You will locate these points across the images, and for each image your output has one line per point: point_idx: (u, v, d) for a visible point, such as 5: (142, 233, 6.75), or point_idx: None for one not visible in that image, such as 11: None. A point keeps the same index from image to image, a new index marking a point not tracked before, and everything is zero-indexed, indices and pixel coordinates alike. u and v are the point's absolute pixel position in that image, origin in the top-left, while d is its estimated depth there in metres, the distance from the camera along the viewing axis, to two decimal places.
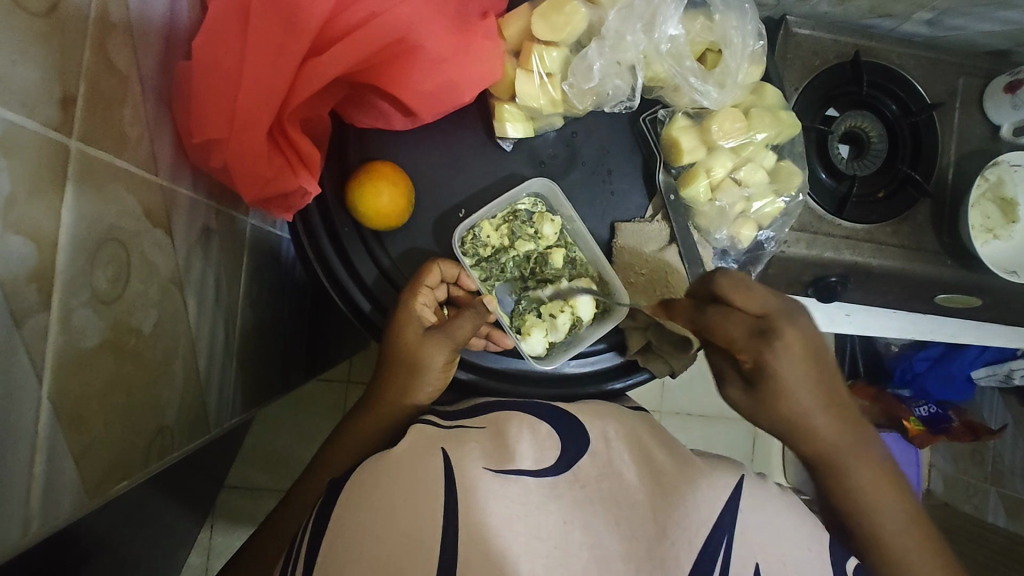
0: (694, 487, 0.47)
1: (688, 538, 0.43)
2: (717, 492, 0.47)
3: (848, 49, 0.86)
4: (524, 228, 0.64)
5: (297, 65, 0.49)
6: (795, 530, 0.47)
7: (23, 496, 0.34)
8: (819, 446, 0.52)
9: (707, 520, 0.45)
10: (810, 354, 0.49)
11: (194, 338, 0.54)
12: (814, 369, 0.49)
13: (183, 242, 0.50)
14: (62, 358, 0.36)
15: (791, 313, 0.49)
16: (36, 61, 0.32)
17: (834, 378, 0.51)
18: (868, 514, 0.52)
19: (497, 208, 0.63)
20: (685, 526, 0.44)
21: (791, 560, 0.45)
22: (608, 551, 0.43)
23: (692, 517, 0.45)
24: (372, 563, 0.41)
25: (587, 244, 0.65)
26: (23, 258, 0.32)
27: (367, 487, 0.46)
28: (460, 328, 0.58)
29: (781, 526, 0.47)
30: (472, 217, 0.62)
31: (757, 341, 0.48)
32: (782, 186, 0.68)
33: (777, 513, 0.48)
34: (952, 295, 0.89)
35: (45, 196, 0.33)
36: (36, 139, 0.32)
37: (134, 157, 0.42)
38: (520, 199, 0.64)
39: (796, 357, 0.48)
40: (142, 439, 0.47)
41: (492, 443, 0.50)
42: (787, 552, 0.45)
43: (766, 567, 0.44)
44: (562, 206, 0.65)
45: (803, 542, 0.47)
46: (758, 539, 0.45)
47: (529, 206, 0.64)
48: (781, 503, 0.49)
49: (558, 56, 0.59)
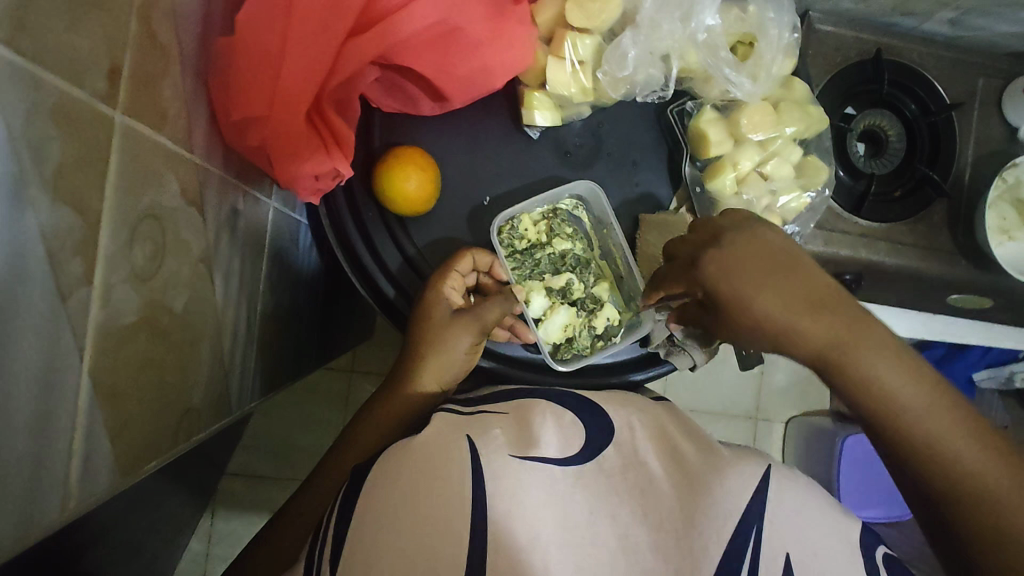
0: (720, 478, 0.47)
1: (715, 528, 0.44)
2: (744, 481, 0.47)
3: (870, 46, 0.86)
4: (562, 228, 0.65)
5: (338, 45, 0.48)
6: (821, 519, 0.47)
7: (62, 471, 0.34)
8: (811, 352, 0.46)
9: (733, 510, 0.45)
10: (753, 255, 0.48)
11: (220, 319, 0.54)
12: (765, 272, 0.47)
13: (213, 221, 0.49)
14: (102, 334, 0.35)
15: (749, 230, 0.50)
16: (85, 28, 0.31)
17: (805, 272, 0.47)
18: (885, 399, 0.44)
19: (540, 201, 0.63)
20: (711, 515, 0.44)
21: (822, 547, 0.45)
22: (636, 542, 0.44)
23: (720, 506, 0.45)
24: (404, 550, 0.41)
25: (620, 248, 0.66)
26: (70, 230, 0.31)
27: (394, 472, 0.46)
28: (488, 312, 0.59)
29: (809, 513, 0.47)
30: (512, 208, 0.62)
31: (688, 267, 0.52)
32: (808, 181, 0.67)
33: (804, 502, 0.48)
34: (964, 295, 0.90)
35: (90, 167, 0.32)
36: (84, 109, 0.31)
37: (171, 132, 0.41)
38: (563, 199, 0.64)
39: (739, 260, 0.48)
40: (171, 419, 0.46)
41: (516, 429, 0.50)
42: (816, 543, 0.45)
43: (796, 558, 0.44)
44: (604, 209, 0.64)
45: (832, 531, 0.46)
46: (787, 525, 0.45)
47: (571, 208, 0.65)
48: (807, 491, 0.49)
49: (592, 43, 0.59)
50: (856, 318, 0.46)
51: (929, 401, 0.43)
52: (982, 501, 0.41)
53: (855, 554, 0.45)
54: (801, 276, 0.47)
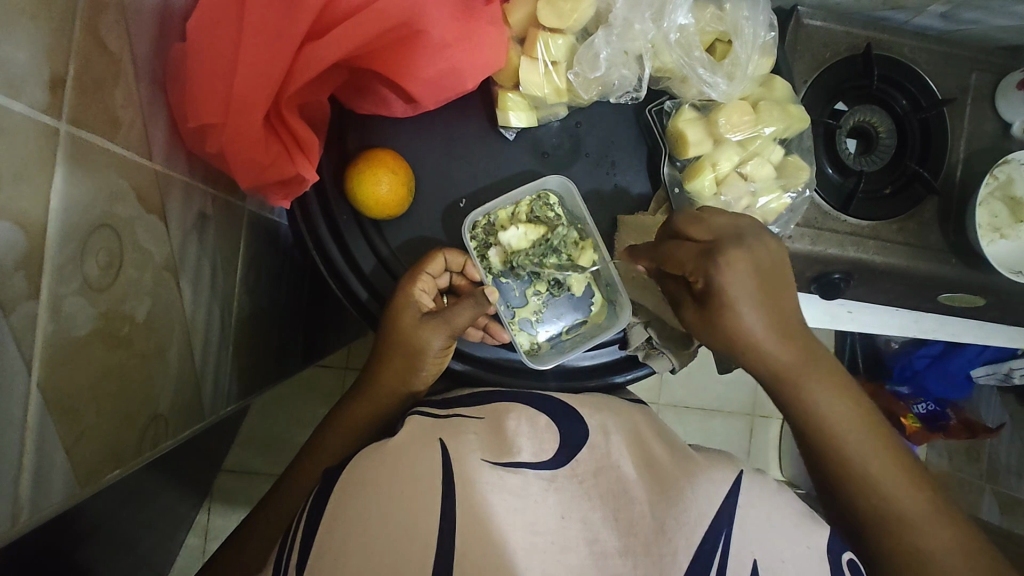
0: (692, 481, 0.46)
1: (685, 533, 0.42)
2: (715, 487, 0.46)
3: (860, 41, 0.84)
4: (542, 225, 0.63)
5: (295, 49, 0.48)
6: (793, 526, 0.46)
7: (11, 486, 0.33)
8: (774, 374, 0.53)
9: (705, 514, 0.44)
10: (761, 271, 0.52)
11: (189, 325, 0.54)
12: (761, 291, 0.51)
13: (177, 227, 0.49)
14: (51, 346, 0.35)
15: (740, 236, 0.51)
16: (21, 39, 0.31)
17: (790, 300, 0.53)
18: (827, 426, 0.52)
19: (515, 197, 0.62)
20: (682, 521, 0.43)
21: (789, 556, 0.44)
22: (604, 547, 0.42)
23: (691, 511, 0.43)
24: (370, 553, 0.40)
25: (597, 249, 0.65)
26: (11, 244, 0.31)
27: (362, 478, 0.45)
28: (459, 315, 0.58)
29: (779, 520, 0.46)
30: (489, 204, 0.62)
31: (704, 258, 0.51)
32: (789, 182, 0.66)
33: (775, 509, 0.47)
34: (957, 294, 0.89)
35: (31, 180, 0.32)
36: (22, 123, 0.31)
37: (126, 141, 0.41)
38: (542, 196, 0.63)
39: (749, 271, 0.51)
40: (136, 427, 0.46)
41: (490, 435, 0.49)
42: (785, 552, 0.44)
43: (763, 564, 0.43)
44: (579, 208, 0.63)
45: (801, 539, 0.45)
46: (756, 533, 0.44)
47: (549, 205, 0.63)
48: (779, 498, 0.48)
49: (564, 44, 0.58)
50: (810, 353, 0.53)
51: (864, 429, 0.52)
52: (905, 542, 0.48)
53: (824, 563, 0.45)
54: (787, 302, 0.53)
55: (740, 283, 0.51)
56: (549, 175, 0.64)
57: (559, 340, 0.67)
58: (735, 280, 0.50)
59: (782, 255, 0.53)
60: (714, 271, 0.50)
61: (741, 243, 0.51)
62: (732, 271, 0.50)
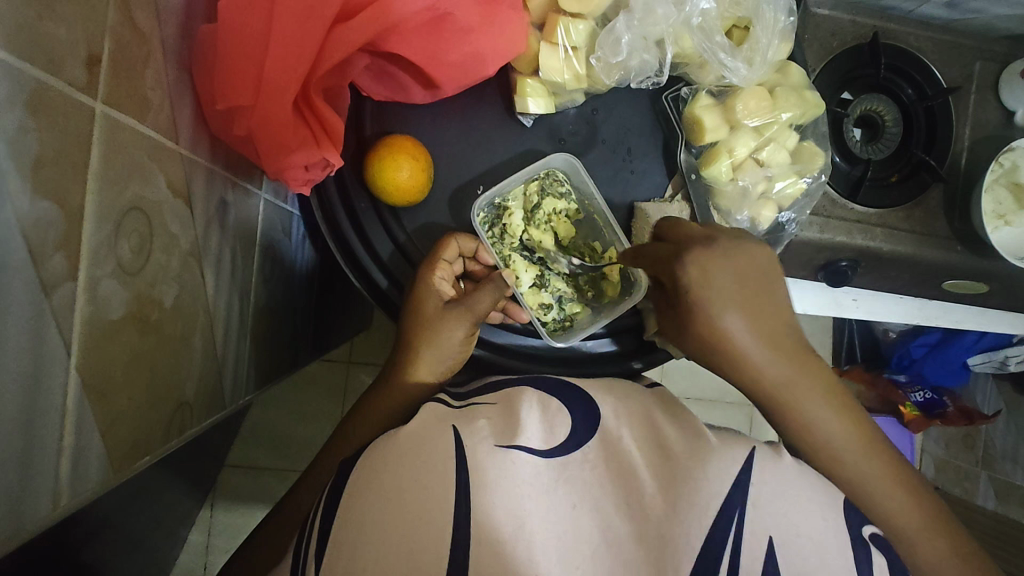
0: (701, 463, 0.43)
1: (697, 515, 0.40)
2: (726, 466, 0.43)
3: (866, 30, 0.85)
4: (548, 203, 0.63)
5: (323, 33, 0.47)
6: (811, 493, 0.44)
7: (52, 469, 0.33)
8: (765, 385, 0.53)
9: (716, 495, 0.41)
10: (743, 284, 0.53)
11: (211, 312, 0.53)
12: (748, 302, 0.53)
13: (201, 212, 0.49)
14: (88, 329, 0.35)
15: (718, 244, 0.54)
16: (62, 17, 0.30)
17: (780, 314, 0.54)
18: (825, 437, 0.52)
19: (518, 179, 0.62)
20: (693, 502, 0.40)
21: (804, 530, 0.41)
22: (618, 535, 0.40)
23: (701, 492, 0.41)
24: (384, 550, 0.38)
25: (607, 220, 0.64)
26: (52, 223, 0.31)
27: (381, 465, 0.43)
28: (480, 301, 0.59)
29: (792, 494, 0.43)
30: (493, 190, 0.61)
31: (678, 257, 0.53)
32: (805, 167, 0.68)
33: (788, 485, 0.44)
34: (959, 281, 0.89)
35: (71, 162, 0.32)
36: (65, 101, 0.31)
37: (155, 123, 0.40)
38: (543, 175, 0.63)
39: (725, 279, 0.53)
40: (162, 415, 0.46)
41: (502, 419, 0.46)
42: (799, 525, 0.41)
43: (778, 540, 0.40)
44: (583, 180, 0.63)
45: (818, 513, 0.43)
46: (769, 508, 0.41)
47: (552, 182, 0.63)
48: (794, 473, 0.45)
49: (585, 29, 0.58)
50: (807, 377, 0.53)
51: (850, 439, 0.52)
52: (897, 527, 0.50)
53: (844, 548, 0.42)
54: (776, 316, 0.54)
55: (718, 287, 0.52)
56: (550, 154, 0.63)
57: (573, 324, 0.66)
58: (710, 283, 0.53)
59: (763, 267, 0.55)
60: (689, 269, 0.53)
61: (716, 257, 0.53)
62: (705, 270, 0.53)
